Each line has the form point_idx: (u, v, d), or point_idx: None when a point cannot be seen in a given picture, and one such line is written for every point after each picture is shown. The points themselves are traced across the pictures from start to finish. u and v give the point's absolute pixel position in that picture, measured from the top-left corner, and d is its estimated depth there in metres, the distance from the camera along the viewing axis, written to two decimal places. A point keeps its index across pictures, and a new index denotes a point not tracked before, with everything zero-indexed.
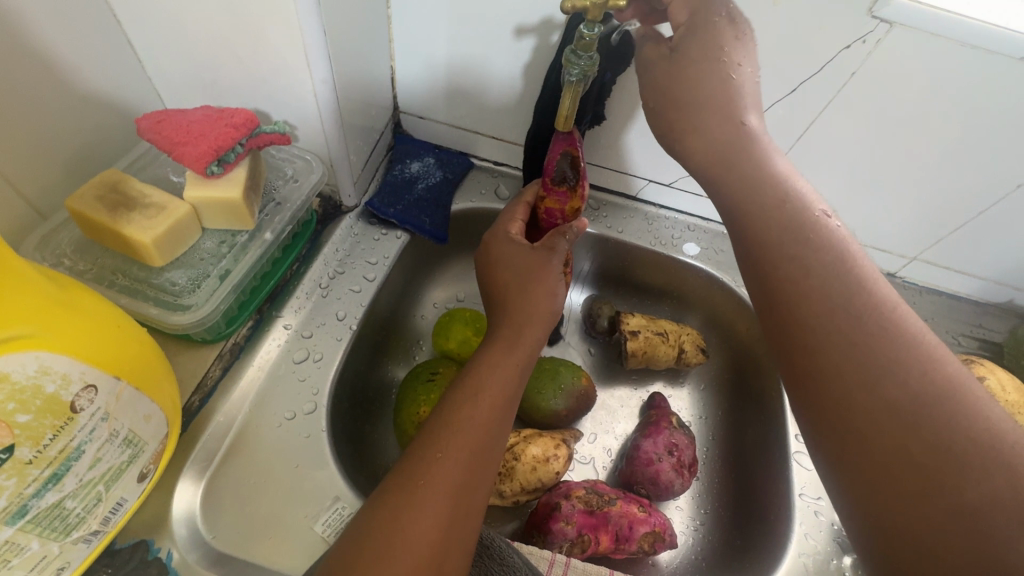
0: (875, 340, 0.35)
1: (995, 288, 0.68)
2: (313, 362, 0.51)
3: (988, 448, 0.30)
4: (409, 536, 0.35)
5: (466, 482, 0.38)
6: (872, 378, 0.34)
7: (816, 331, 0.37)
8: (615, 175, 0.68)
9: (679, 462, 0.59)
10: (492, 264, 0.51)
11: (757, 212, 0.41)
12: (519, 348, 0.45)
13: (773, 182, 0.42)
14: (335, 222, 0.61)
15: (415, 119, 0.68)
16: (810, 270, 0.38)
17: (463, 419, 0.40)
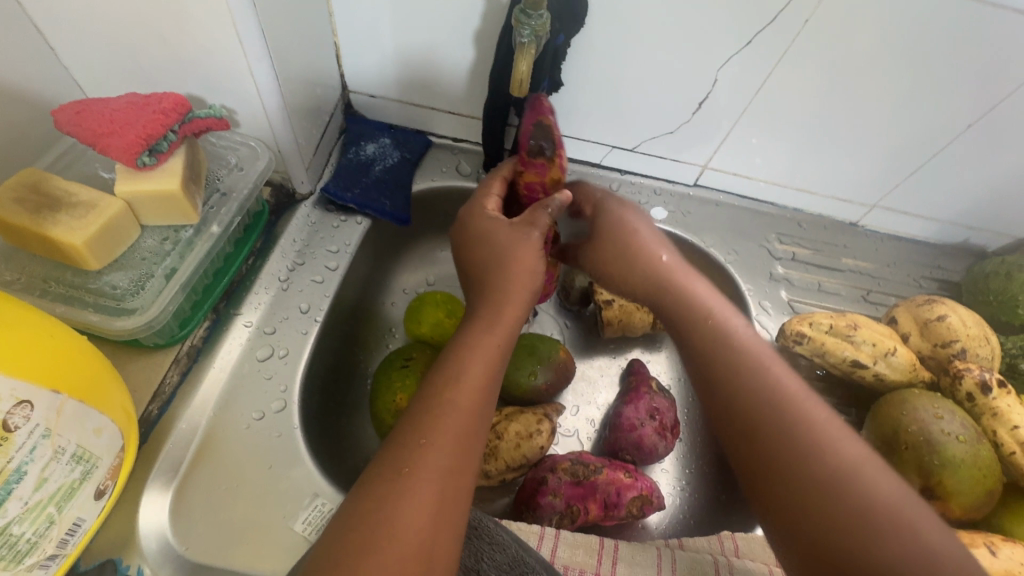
0: (795, 425, 0.37)
1: (951, 230, 0.70)
2: (278, 358, 0.49)
3: (902, 529, 0.32)
4: (396, 526, 0.34)
5: (451, 469, 0.37)
6: (794, 467, 0.35)
7: (742, 417, 0.39)
8: (578, 143, 0.67)
9: (661, 425, 0.59)
10: (469, 241, 0.50)
11: (680, 313, 0.44)
12: (499, 334, 0.44)
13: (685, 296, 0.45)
14: (290, 211, 0.58)
15: (366, 98, 0.65)
16: (725, 363, 0.41)
17: (447, 401, 0.39)
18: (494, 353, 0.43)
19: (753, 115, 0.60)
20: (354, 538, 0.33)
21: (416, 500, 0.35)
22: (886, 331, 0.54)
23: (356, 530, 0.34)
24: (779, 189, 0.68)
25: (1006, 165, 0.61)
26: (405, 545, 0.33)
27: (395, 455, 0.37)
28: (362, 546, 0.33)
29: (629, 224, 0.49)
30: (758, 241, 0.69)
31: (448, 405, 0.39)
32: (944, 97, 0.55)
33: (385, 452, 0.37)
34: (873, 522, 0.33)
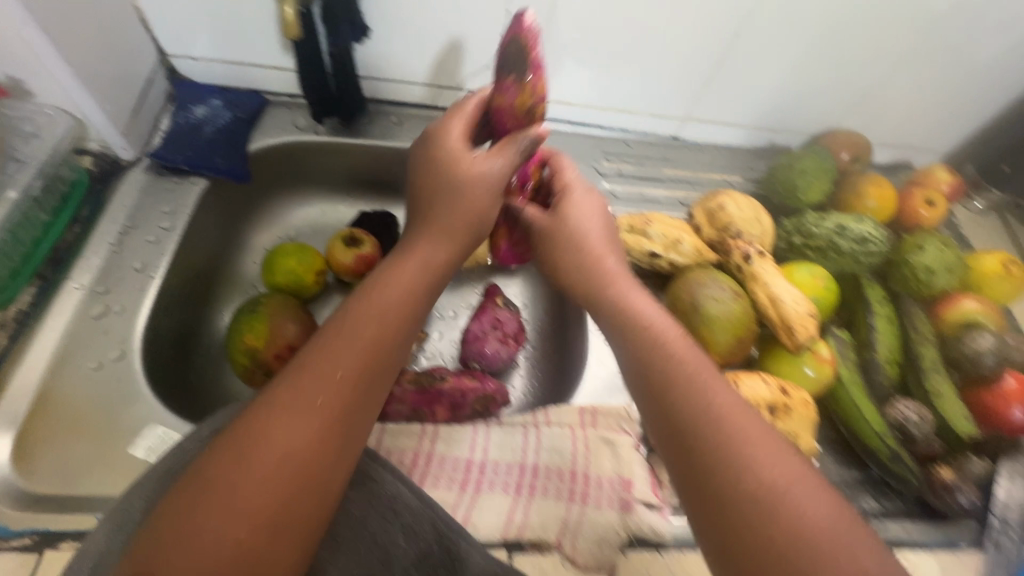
0: (716, 435, 0.37)
1: (756, 134, 0.79)
2: (114, 314, 0.52)
3: (791, 513, 0.33)
4: (240, 483, 0.34)
5: (331, 448, 0.37)
6: (705, 454, 0.36)
7: (668, 421, 0.39)
8: (406, 87, 0.70)
9: (503, 334, 0.66)
10: (432, 187, 0.50)
11: (637, 333, 0.44)
12: (409, 305, 0.44)
13: (625, 311, 0.45)
14: (117, 178, 0.60)
15: (188, 62, 0.66)
16: (674, 377, 0.40)
17: (308, 381, 0.38)
18: (398, 326, 0.43)
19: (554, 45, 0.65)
20: (207, 482, 0.34)
21: (277, 461, 0.35)
22: (681, 226, 0.62)
23: (212, 473, 0.34)
24: (600, 112, 0.75)
25: (777, 68, 0.69)
26: (250, 505, 0.33)
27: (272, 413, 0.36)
28: (217, 497, 0.33)
29: (569, 223, 0.51)
30: (587, 162, 0.76)
31: (343, 380, 0.39)
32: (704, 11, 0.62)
33: (265, 400, 0.37)
34: (763, 504, 0.33)
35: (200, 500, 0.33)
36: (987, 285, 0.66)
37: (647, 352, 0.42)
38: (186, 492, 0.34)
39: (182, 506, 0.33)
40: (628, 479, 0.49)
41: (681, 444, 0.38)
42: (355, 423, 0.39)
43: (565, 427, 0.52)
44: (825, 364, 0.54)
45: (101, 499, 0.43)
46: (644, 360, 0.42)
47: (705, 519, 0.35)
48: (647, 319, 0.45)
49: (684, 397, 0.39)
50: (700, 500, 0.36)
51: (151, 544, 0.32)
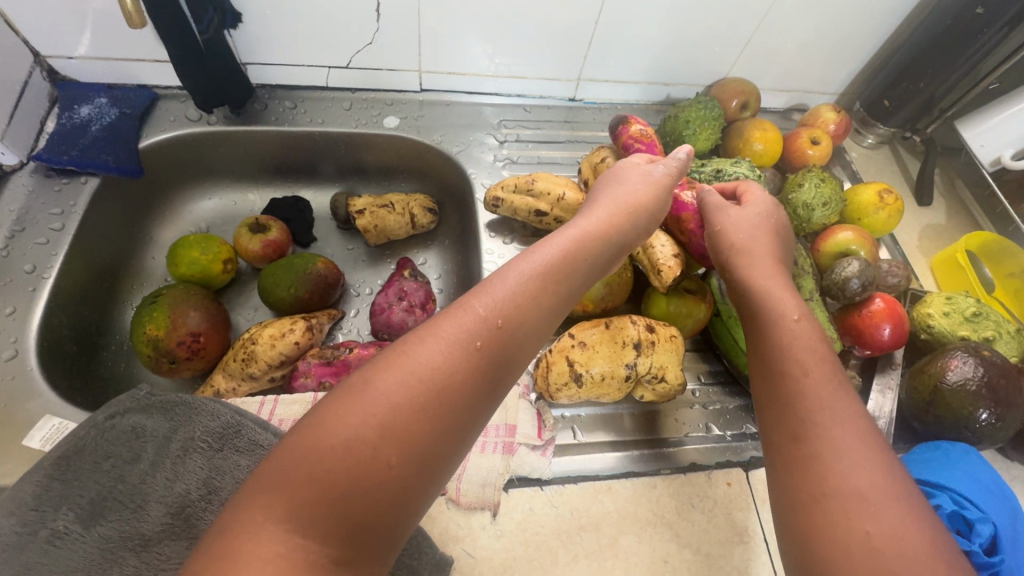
0: (816, 403, 0.38)
1: (652, 88, 0.81)
2: (5, 315, 0.53)
3: (861, 502, 0.33)
4: (395, 402, 0.32)
5: (471, 385, 0.34)
6: (801, 429, 0.38)
7: (777, 374, 0.41)
8: (295, 70, 0.71)
9: (409, 304, 0.68)
10: (608, 180, 0.52)
11: (754, 307, 0.46)
12: (588, 272, 0.44)
13: (760, 284, 0.47)
14: (3, 183, 0.61)
15: (67, 62, 0.65)
16: (789, 343, 0.42)
17: (461, 334, 0.35)
18: (579, 268, 0.43)
19: (433, 17, 0.66)
20: (368, 375, 0.33)
21: (417, 397, 0.32)
22: (567, 182, 0.64)
23: (384, 360, 0.34)
24: (495, 79, 0.76)
25: (655, 23, 0.71)
26: (386, 437, 0.31)
27: (434, 326, 0.35)
28: (350, 399, 0.32)
29: (752, 215, 0.53)
30: (487, 130, 0.77)
31: (536, 300, 0.39)
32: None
33: (457, 307, 0.36)
34: (835, 482, 0.34)
35: (346, 401, 0.32)
36: (866, 216, 0.70)
37: (768, 317, 0.44)
38: (352, 384, 0.33)
39: (328, 402, 0.32)
40: (513, 425, 0.52)
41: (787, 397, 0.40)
42: (503, 372, 0.37)
43: None
44: (699, 301, 0.57)
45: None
46: (760, 322, 0.45)
47: (787, 483, 0.37)
48: (783, 296, 0.45)
49: (790, 362, 0.41)
50: (790, 458, 0.37)
51: (309, 418, 0.32)
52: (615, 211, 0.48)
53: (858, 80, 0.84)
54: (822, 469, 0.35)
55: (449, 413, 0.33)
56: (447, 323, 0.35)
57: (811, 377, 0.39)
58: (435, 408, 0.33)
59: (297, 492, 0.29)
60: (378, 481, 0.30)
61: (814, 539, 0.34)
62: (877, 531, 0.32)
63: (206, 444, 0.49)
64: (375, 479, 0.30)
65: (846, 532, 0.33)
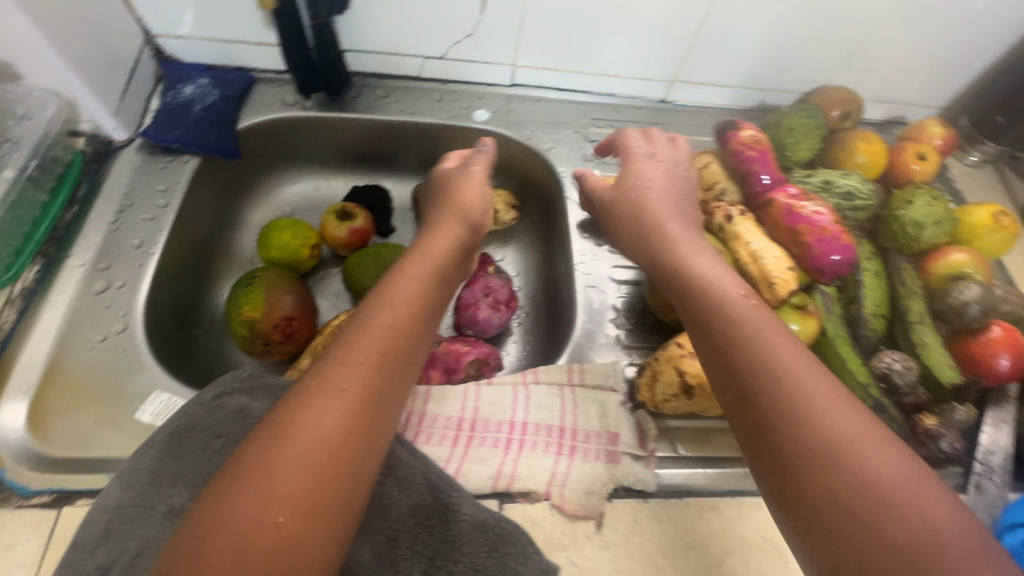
0: (791, 394, 0.35)
1: (747, 93, 0.78)
2: (116, 289, 0.54)
3: (847, 452, 0.32)
4: (332, 412, 0.35)
5: (351, 443, 0.35)
6: (773, 420, 0.35)
7: (744, 376, 0.38)
8: (391, 59, 0.71)
9: (494, 300, 0.67)
10: (443, 194, 0.60)
11: (697, 297, 0.44)
12: (419, 290, 0.46)
13: (696, 278, 0.45)
14: (111, 158, 0.61)
15: (175, 41, 0.66)
16: (739, 337, 0.39)
17: (317, 397, 0.35)
18: (421, 300, 0.46)
19: (536, 12, 0.65)
20: (308, 394, 0.36)
21: (351, 403, 0.36)
22: None
23: (313, 385, 0.36)
24: (587, 77, 0.75)
25: (763, 26, 0.68)
26: (322, 447, 0.33)
27: (349, 345, 0.39)
28: (291, 416, 0.34)
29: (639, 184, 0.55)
30: (575, 128, 0.76)
31: (375, 367, 0.38)
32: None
33: (364, 329, 0.41)
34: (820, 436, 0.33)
35: (285, 422, 0.34)
36: (978, 238, 0.66)
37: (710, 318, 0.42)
38: (289, 405, 0.35)
39: (272, 423, 0.34)
40: (614, 432, 0.51)
41: (755, 397, 0.37)
42: (381, 412, 0.38)
43: (554, 386, 0.54)
44: (811, 318, 0.55)
45: (112, 460, 0.45)
46: (709, 319, 0.42)
47: (765, 460, 0.35)
48: (719, 289, 0.43)
49: (761, 349, 0.38)
50: (765, 430, 0.36)
51: (246, 445, 0.34)
52: (433, 254, 0.52)
53: (965, 94, 0.79)
54: (800, 427, 0.34)
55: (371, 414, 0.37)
56: (358, 352, 0.39)
57: (789, 369, 0.36)
58: (364, 413, 0.36)
59: (218, 561, 0.28)
60: (321, 497, 0.32)
61: (808, 516, 0.32)
62: (872, 479, 0.31)
63: None
64: (326, 489, 0.33)
65: (842, 494, 0.31)
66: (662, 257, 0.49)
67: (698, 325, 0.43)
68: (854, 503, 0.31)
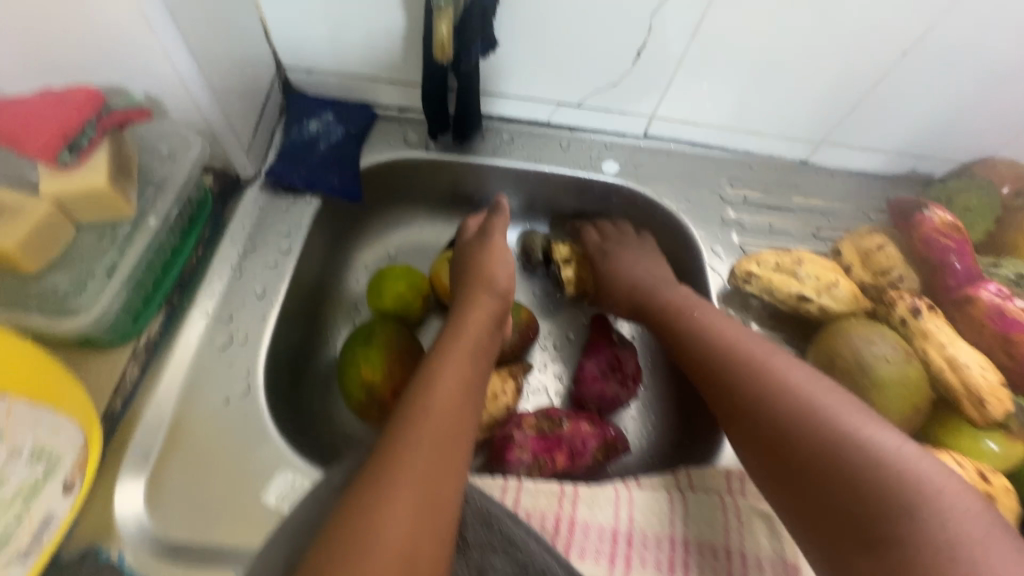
0: (807, 416, 0.41)
1: (900, 158, 0.71)
2: (238, 344, 0.50)
3: (873, 464, 0.37)
4: (420, 474, 0.38)
5: (448, 450, 0.40)
6: (797, 449, 0.41)
7: (754, 411, 0.44)
8: (522, 103, 0.66)
9: (622, 375, 0.61)
10: (463, 265, 0.58)
11: (702, 346, 0.51)
12: (468, 355, 0.47)
13: (700, 330, 0.52)
14: (236, 197, 0.58)
15: (304, 74, 0.63)
16: (741, 380, 0.46)
17: (420, 417, 0.41)
18: (472, 365, 0.47)
19: (691, 64, 0.60)
20: (387, 466, 0.38)
21: (432, 455, 0.39)
22: (832, 267, 0.56)
23: (388, 454, 0.38)
24: (726, 133, 0.69)
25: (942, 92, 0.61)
26: (420, 507, 0.36)
27: (423, 413, 0.41)
28: (379, 491, 0.36)
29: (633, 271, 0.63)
30: (710, 187, 0.70)
31: (464, 390, 0.44)
32: (864, 36, 0.56)
33: (425, 402, 0.42)
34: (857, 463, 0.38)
35: (375, 494, 0.36)
36: None
37: (717, 365, 0.48)
38: (372, 479, 0.37)
39: (356, 498, 0.36)
40: (792, 562, 0.44)
41: (775, 434, 0.42)
42: (464, 421, 0.43)
43: (712, 494, 0.47)
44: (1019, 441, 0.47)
45: (235, 550, 0.41)
46: (717, 367, 0.48)
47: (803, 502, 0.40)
48: (724, 339, 0.50)
49: (768, 389, 0.44)
50: (798, 478, 0.40)
51: (334, 522, 0.36)
52: (467, 321, 0.51)
53: None
54: (835, 464, 0.39)
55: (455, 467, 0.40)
56: (422, 411, 0.41)
57: (800, 399, 0.42)
58: (445, 464, 0.39)
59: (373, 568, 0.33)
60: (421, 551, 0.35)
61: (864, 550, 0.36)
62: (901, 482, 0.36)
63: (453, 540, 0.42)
64: (424, 545, 0.36)
65: (878, 498, 0.36)
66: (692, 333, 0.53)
67: (708, 368, 0.49)
68: (880, 497, 0.36)
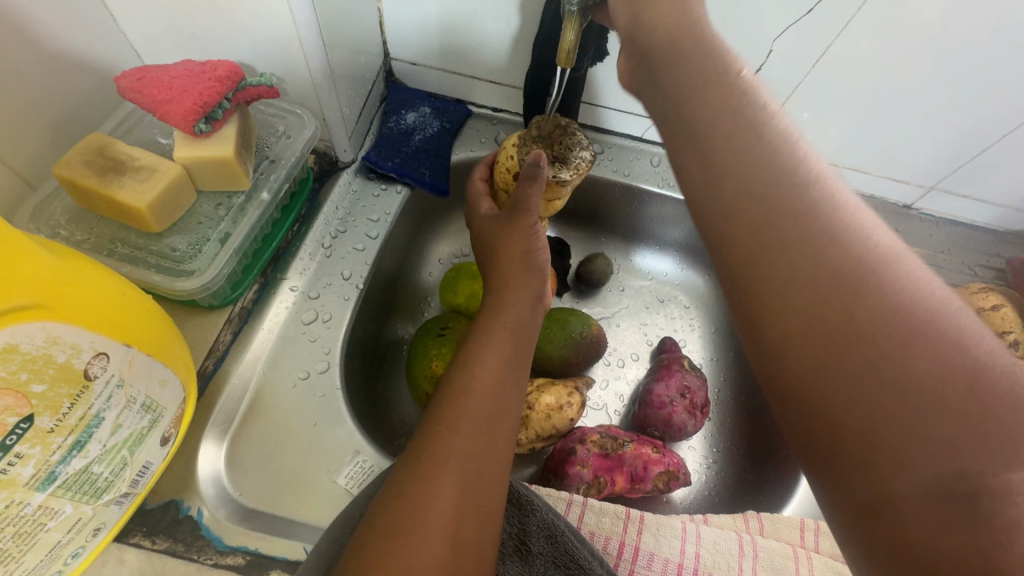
0: (857, 265, 0.25)
1: (1017, 216, 0.66)
2: (322, 322, 0.51)
3: (928, 319, 0.23)
4: (464, 460, 0.36)
5: (484, 456, 0.37)
6: (845, 307, 0.24)
7: (771, 227, 0.27)
8: (618, 116, 0.65)
9: (691, 403, 0.59)
10: (488, 248, 0.49)
11: (723, 120, 0.30)
12: (510, 336, 0.43)
13: (740, 102, 0.31)
14: (332, 178, 0.59)
15: (408, 66, 0.64)
16: (770, 173, 0.28)
17: (453, 427, 0.37)
18: (513, 345, 0.43)
19: (807, 89, 0.58)
20: (427, 453, 0.36)
21: (476, 439, 0.37)
22: None
23: (430, 442, 0.37)
24: (829, 167, 0.66)
25: None
26: (467, 494, 0.35)
27: (464, 399, 0.38)
28: (421, 482, 0.35)
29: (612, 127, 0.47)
30: None
31: (498, 384, 0.40)
32: (1008, 79, 0.52)
33: (467, 385, 0.39)
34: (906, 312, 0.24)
35: (417, 484, 0.35)
36: None
37: (740, 138, 0.29)
38: (413, 470, 0.36)
39: (399, 487, 0.35)
40: None
41: (790, 274, 0.26)
42: (498, 420, 0.39)
43: (783, 543, 0.45)
44: None
45: (304, 523, 0.42)
46: (725, 143, 0.29)
47: (768, 311, 0.26)
48: (755, 116, 0.30)
49: (804, 204, 0.26)
50: (777, 286, 0.26)
51: (371, 514, 0.35)
52: (503, 298, 0.45)
53: None
54: (884, 306, 0.23)
55: (497, 451, 0.38)
56: (461, 398, 0.38)
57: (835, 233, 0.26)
58: (488, 448, 0.37)
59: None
60: (465, 539, 0.34)
61: (808, 405, 0.24)
62: (962, 362, 0.22)
63: (515, 550, 0.41)
64: (469, 533, 0.35)
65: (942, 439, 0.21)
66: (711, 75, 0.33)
67: (711, 161, 0.29)
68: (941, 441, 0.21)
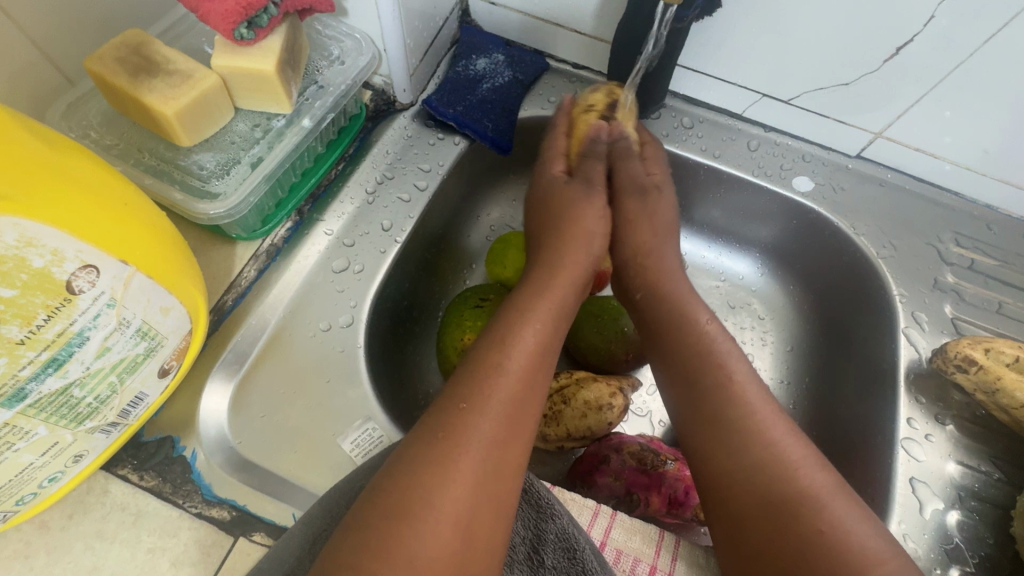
0: (778, 495, 0.32)
1: None
2: (353, 273, 0.47)
3: (842, 551, 0.30)
4: (487, 446, 0.31)
5: (503, 438, 0.31)
6: (761, 514, 0.32)
7: (724, 475, 0.34)
8: (719, 86, 0.56)
9: None
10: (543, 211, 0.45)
11: (693, 345, 0.39)
12: (549, 315, 0.38)
13: (707, 347, 0.38)
14: (387, 121, 0.54)
15: (486, 6, 0.57)
16: (724, 427, 0.35)
17: (476, 400, 0.32)
18: (547, 324, 0.37)
19: (963, 77, 0.46)
20: (447, 432, 0.31)
21: (498, 422, 0.32)
22: None
23: (450, 416, 0.31)
24: (973, 177, 0.54)
25: None
26: (485, 478, 0.30)
27: (496, 378, 0.33)
28: (434, 464, 0.30)
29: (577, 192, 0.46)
30: (926, 237, 0.55)
31: (529, 364, 0.35)
32: None
33: (497, 360, 0.34)
34: (829, 548, 0.30)
35: (429, 468, 0.29)
36: None
37: (709, 380, 0.37)
38: (422, 449, 0.30)
39: (407, 468, 0.30)
40: None
41: (730, 498, 0.33)
42: (523, 403, 0.33)
43: None
44: None
45: (298, 486, 0.38)
46: (699, 386, 0.37)
47: (722, 524, 0.34)
48: (720, 360, 0.37)
49: (749, 462, 0.33)
50: (725, 470, 0.34)
51: (370, 494, 0.29)
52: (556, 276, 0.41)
53: None
54: (766, 456, 0.33)
55: (523, 444, 0.32)
56: (492, 375, 0.33)
57: (773, 474, 0.33)
58: (514, 438, 0.32)
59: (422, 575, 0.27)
60: (478, 539, 0.29)
61: (740, 538, 0.33)
62: (843, 560, 0.30)
63: (525, 559, 0.35)
64: (485, 529, 0.29)
65: (811, 528, 0.31)
66: (689, 314, 0.40)
67: (686, 417, 0.37)
68: (804, 525, 0.31)
